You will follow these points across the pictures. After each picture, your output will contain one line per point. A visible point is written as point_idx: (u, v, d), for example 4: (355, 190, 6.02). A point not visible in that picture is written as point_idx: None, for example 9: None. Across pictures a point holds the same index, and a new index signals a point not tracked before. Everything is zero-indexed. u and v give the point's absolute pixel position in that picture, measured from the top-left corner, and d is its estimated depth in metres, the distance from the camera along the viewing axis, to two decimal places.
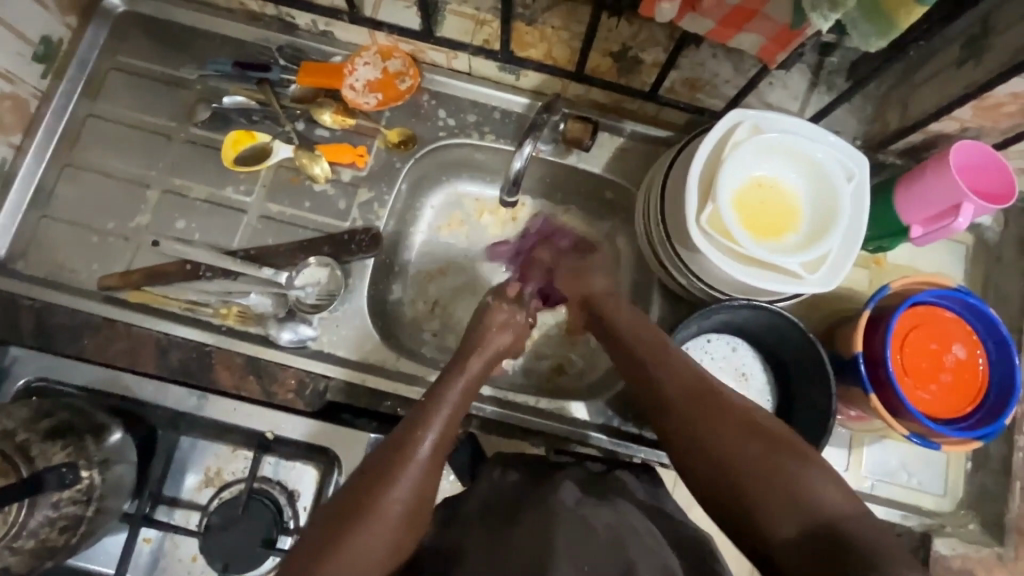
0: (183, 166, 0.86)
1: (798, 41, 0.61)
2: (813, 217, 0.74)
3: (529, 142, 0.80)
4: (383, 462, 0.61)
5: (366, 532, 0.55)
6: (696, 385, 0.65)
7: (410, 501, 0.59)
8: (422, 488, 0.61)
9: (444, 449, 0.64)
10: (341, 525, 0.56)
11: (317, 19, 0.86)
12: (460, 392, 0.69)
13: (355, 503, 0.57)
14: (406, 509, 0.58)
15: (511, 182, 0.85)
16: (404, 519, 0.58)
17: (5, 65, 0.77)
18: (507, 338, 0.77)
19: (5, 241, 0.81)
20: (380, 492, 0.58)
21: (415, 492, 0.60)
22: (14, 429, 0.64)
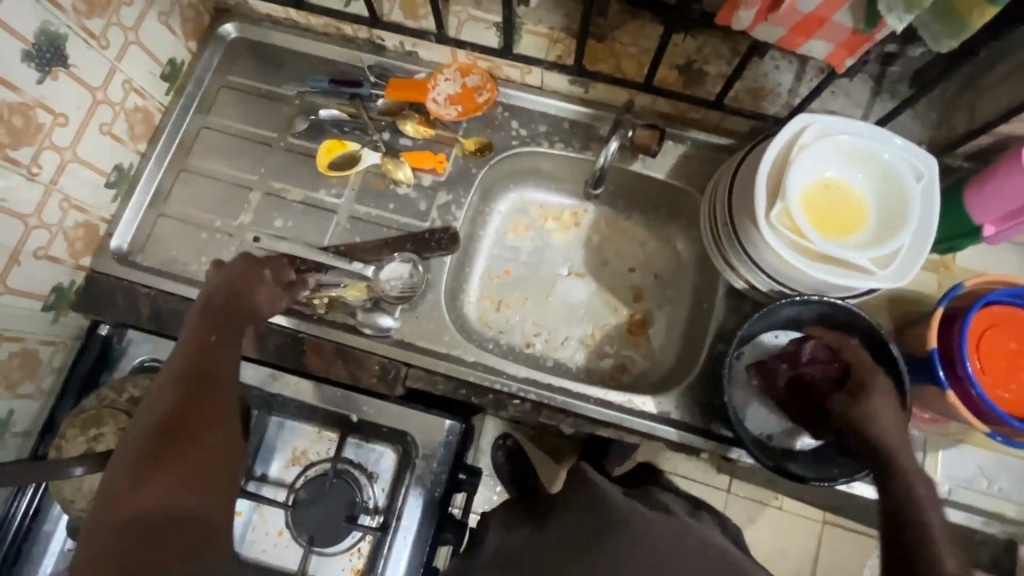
0: (281, 172, 0.95)
1: (868, 45, 0.65)
2: (883, 215, 0.76)
3: (614, 139, 0.85)
4: (145, 443, 0.56)
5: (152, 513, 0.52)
6: (891, 444, 0.67)
7: (199, 477, 0.56)
8: (211, 460, 0.58)
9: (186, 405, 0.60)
10: (139, 497, 0.53)
11: (404, 40, 0.95)
12: (178, 359, 0.64)
13: (129, 494, 0.53)
14: (196, 485, 0.55)
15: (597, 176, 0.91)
16: (211, 456, 0.58)
17: (140, 81, 0.88)
18: (218, 291, 0.70)
19: (128, 235, 0.91)
20: (159, 479, 0.54)
21: (203, 464, 0.57)
22: (140, 396, 0.71)
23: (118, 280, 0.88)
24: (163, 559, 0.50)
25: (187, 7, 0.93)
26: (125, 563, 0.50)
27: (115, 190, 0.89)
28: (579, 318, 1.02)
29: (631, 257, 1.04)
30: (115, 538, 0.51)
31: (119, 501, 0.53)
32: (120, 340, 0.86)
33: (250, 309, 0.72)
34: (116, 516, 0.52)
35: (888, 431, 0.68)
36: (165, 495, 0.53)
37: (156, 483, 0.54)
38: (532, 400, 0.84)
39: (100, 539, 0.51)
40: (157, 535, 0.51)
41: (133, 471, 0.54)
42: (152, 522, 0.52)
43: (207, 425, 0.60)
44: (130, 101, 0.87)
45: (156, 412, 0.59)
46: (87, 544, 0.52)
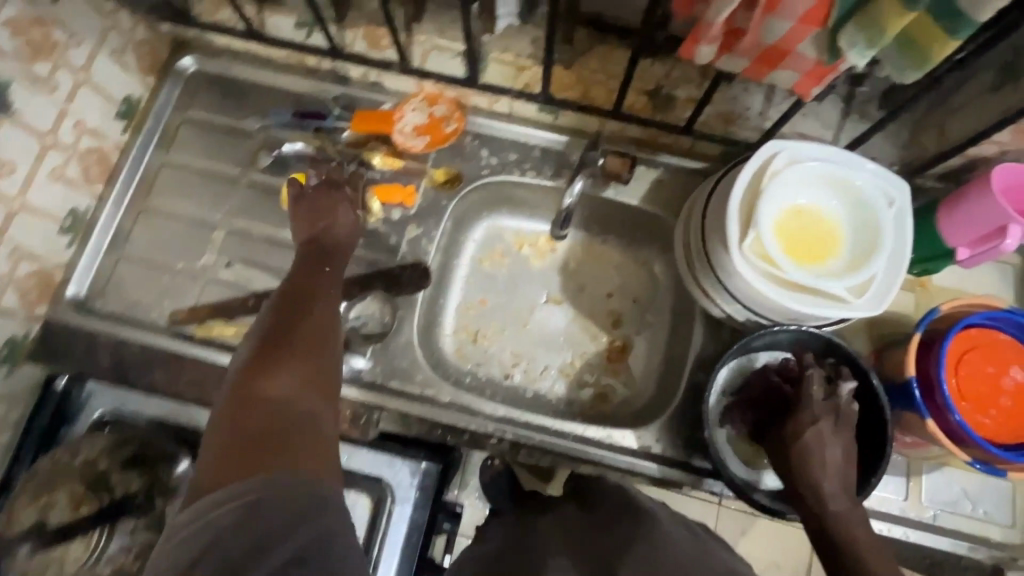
0: (245, 209, 0.92)
1: (834, 75, 0.64)
2: (857, 242, 0.75)
3: (579, 179, 0.86)
4: (264, 340, 0.60)
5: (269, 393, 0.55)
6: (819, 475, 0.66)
7: (304, 372, 0.58)
8: (317, 359, 0.60)
9: (296, 310, 0.64)
10: (255, 386, 0.56)
11: (369, 71, 0.93)
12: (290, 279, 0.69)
13: (246, 382, 0.56)
14: (304, 376, 0.58)
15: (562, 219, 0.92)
16: (313, 365, 0.60)
17: (93, 122, 0.85)
18: (312, 230, 0.76)
19: (85, 282, 0.87)
20: (273, 370, 0.57)
21: (308, 362, 0.59)
22: (96, 458, 0.68)
23: (76, 329, 0.84)
24: (277, 443, 0.52)
25: (142, 42, 0.90)
26: (243, 442, 0.52)
27: (71, 236, 0.86)
28: (558, 346, 1.00)
29: (609, 282, 1.03)
30: (235, 422, 0.54)
31: (246, 387, 0.56)
32: (79, 393, 0.84)
33: (334, 242, 0.76)
34: (241, 401, 0.55)
35: (813, 458, 0.67)
36: (281, 389, 0.56)
37: (272, 377, 0.57)
38: (509, 439, 0.82)
39: (223, 422, 0.54)
40: (271, 422, 0.54)
41: (249, 367, 0.58)
42: (268, 411, 0.54)
43: (310, 336, 0.62)
44: (83, 142, 0.84)
45: (265, 324, 0.63)
46: (211, 433, 0.54)
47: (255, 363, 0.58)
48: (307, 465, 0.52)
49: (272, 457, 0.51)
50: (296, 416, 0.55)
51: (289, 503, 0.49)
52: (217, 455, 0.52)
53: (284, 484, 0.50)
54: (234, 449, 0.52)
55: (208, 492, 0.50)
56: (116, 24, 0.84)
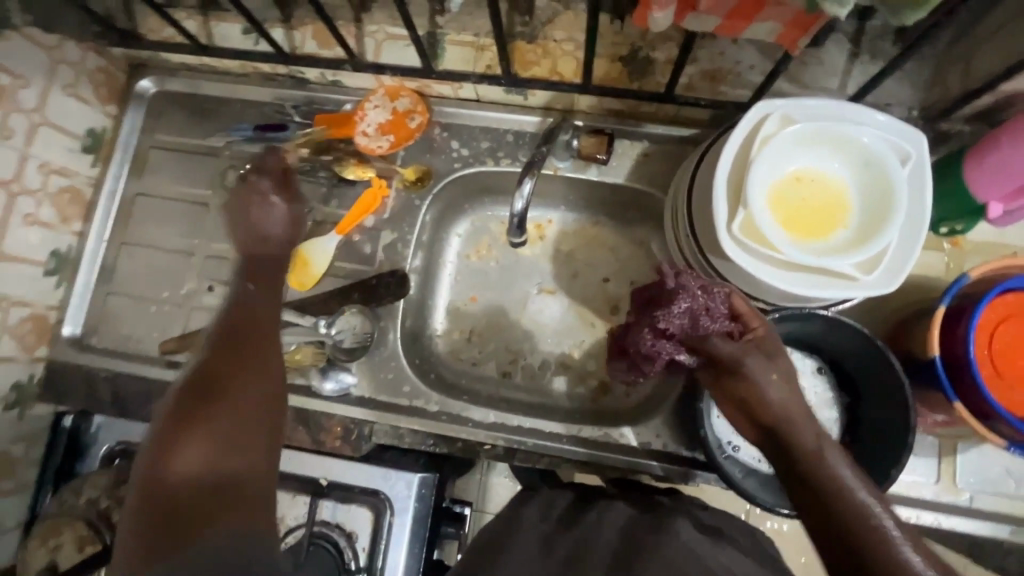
0: (222, 231, 0.90)
1: (819, 23, 0.55)
2: (867, 209, 0.66)
3: (527, 178, 0.78)
4: (195, 379, 0.54)
5: (186, 443, 0.50)
6: (796, 417, 0.51)
7: (236, 413, 0.52)
8: (251, 402, 0.53)
9: (235, 335, 0.58)
10: (181, 425, 0.51)
11: (324, 71, 0.88)
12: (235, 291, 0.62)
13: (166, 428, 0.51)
14: (235, 422, 0.52)
15: (516, 226, 0.80)
16: (246, 405, 0.53)
17: (58, 161, 0.84)
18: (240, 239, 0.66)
19: (80, 319, 0.90)
20: (193, 420, 0.51)
21: (241, 400, 0.53)
22: (98, 497, 0.71)
23: (77, 367, 0.87)
24: (197, 527, 0.48)
25: (96, 71, 0.88)
26: (162, 515, 0.48)
27: (58, 277, 0.87)
28: (554, 339, 0.96)
29: (604, 266, 0.96)
30: (151, 493, 0.49)
31: (162, 440, 0.50)
32: (88, 427, 0.85)
33: (251, 226, 0.66)
34: (157, 466, 0.49)
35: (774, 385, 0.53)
36: (201, 445, 0.50)
37: (196, 434, 0.50)
38: (503, 445, 0.81)
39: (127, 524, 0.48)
40: (199, 490, 0.49)
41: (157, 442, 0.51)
42: (197, 472, 0.49)
43: (246, 375, 0.55)
44: (53, 183, 0.84)
45: (191, 367, 0.55)
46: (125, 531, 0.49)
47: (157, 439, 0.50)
48: (237, 545, 0.48)
49: (187, 545, 0.47)
50: (226, 476, 0.50)
51: None
52: (139, 521, 0.48)
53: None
54: (153, 522, 0.48)
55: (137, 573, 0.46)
56: (63, 57, 0.82)
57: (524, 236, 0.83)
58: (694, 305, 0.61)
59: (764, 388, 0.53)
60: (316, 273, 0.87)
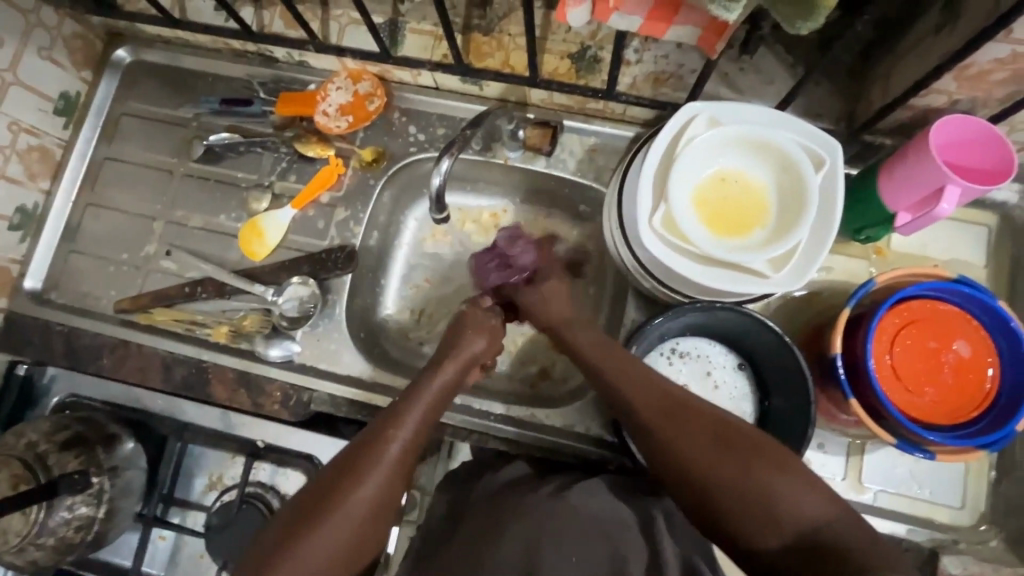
0: (183, 198, 0.94)
1: (732, 28, 0.59)
2: (783, 210, 0.70)
3: (444, 157, 0.80)
4: (318, 497, 0.62)
5: (311, 540, 0.58)
6: (641, 407, 0.65)
7: (374, 496, 0.63)
8: (388, 488, 0.64)
9: (415, 447, 0.68)
10: (303, 525, 0.60)
11: (291, 51, 0.91)
12: (424, 411, 0.70)
13: (296, 523, 0.60)
14: (374, 508, 0.62)
15: (435, 200, 0.84)
16: (345, 520, 0.60)
17: (28, 120, 0.88)
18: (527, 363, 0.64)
19: (41, 274, 0.93)
20: (321, 518, 0.60)
21: (376, 492, 0.63)
22: (37, 441, 0.74)
23: (34, 319, 0.90)
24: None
25: (72, 37, 0.91)
26: None
27: (22, 231, 0.91)
28: None
29: None
30: None
31: (285, 545, 0.58)
32: (41, 377, 0.90)
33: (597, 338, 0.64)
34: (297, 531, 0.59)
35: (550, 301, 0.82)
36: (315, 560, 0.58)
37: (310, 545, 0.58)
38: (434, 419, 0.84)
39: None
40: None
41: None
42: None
43: (325, 507, 0.61)
44: (22, 141, 0.88)
45: (325, 469, 0.65)
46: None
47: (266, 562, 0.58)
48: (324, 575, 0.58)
49: None
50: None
51: None
52: None
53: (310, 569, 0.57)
54: None
55: None
56: (39, 20, 0.86)
57: (446, 211, 0.88)
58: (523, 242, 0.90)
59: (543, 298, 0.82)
60: (271, 245, 0.90)
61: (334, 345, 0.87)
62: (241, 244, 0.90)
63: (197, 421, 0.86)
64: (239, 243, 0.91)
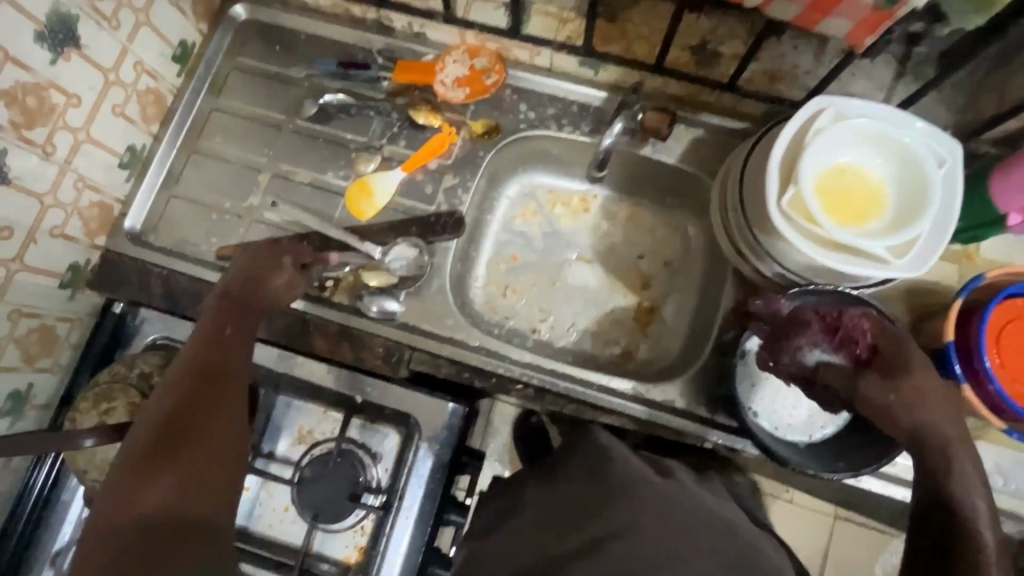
0: (290, 154, 0.95)
1: (887, 24, 0.63)
2: (901, 203, 0.74)
3: (620, 119, 0.84)
4: (218, 360, 0.65)
5: (216, 410, 0.62)
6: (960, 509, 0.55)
7: (241, 356, 0.68)
8: (244, 350, 0.69)
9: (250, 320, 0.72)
10: (200, 389, 0.62)
11: (412, 21, 0.94)
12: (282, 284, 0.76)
13: (200, 384, 0.63)
14: (233, 369, 0.66)
15: (599, 160, 0.90)
16: (227, 389, 0.64)
17: (151, 63, 0.89)
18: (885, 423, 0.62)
19: (141, 216, 0.92)
20: (228, 384, 0.65)
21: (245, 351, 0.69)
22: (150, 371, 0.73)
23: (132, 259, 0.90)
24: (199, 451, 0.59)
25: None
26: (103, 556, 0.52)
27: (129, 171, 0.91)
28: (584, 304, 1.00)
29: (640, 243, 1.02)
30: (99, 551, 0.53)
31: (183, 407, 0.60)
32: (134, 318, 0.88)
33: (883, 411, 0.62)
34: (195, 390, 0.62)
35: (920, 408, 0.60)
36: (215, 426, 0.61)
37: (205, 414, 0.61)
38: (535, 385, 0.85)
39: (179, 492, 0.56)
40: (207, 476, 0.58)
41: (114, 494, 0.55)
42: (212, 453, 0.60)
43: (220, 374, 0.65)
44: (142, 82, 0.88)
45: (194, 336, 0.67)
46: (170, 467, 0.57)
47: (184, 412, 0.60)
48: (221, 436, 0.61)
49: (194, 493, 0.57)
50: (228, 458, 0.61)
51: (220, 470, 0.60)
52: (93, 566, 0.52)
53: (211, 437, 0.60)
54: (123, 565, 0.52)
55: None
56: None
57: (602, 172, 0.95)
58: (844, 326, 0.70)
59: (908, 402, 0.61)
60: (379, 205, 0.92)
61: (436, 307, 0.88)
62: (349, 201, 0.91)
63: (292, 372, 0.85)
64: (346, 202, 0.92)
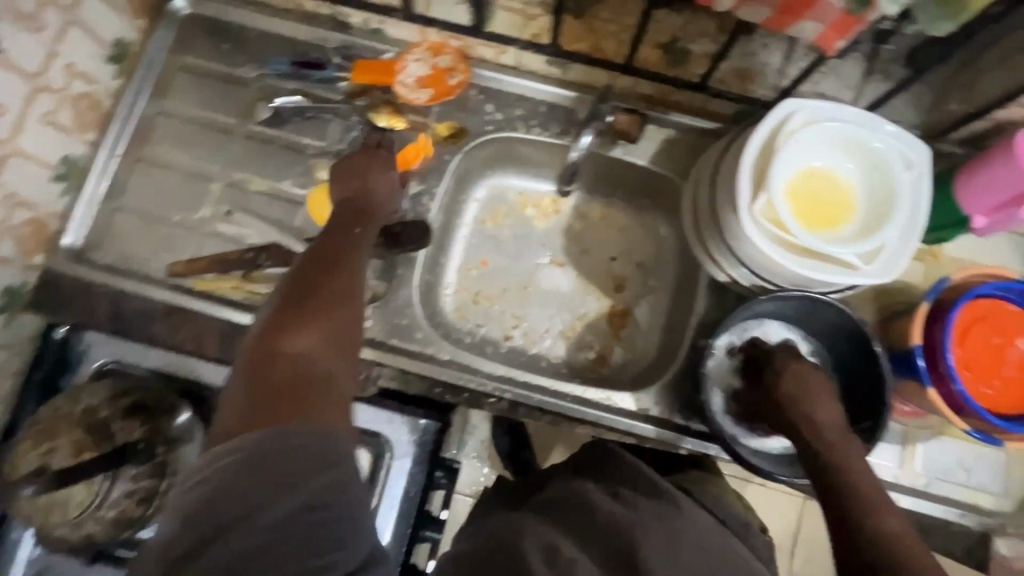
0: (244, 161, 0.89)
1: (859, 28, 0.61)
2: (871, 208, 0.73)
3: (587, 132, 0.84)
4: (344, 237, 0.65)
5: (347, 273, 0.60)
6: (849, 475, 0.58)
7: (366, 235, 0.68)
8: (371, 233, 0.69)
9: (373, 214, 0.73)
10: (332, 257, 0.62)
11: (369, 17, 0.88)
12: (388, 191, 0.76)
13: (336, 253, 0.62)
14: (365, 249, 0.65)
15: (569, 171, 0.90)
16: (358, 264, 0.63)
17: (84, 66, 0.81)
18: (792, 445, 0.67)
19: (83, 232, 0.86)
20: (355, 254, 0.64)
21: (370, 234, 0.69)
22: (97, 406, 0.69)
23: (74, 279, 0.84)
24: (332, 306, 0.57)
25: None
26: (266, 389, 0.51)
27: (65, 184, 0.84)
28: (558, 309, 0.98)
29: (613, 245, 1.00)
30: (259, 379, 0.51)
31: (323, 270, 0.60)
32: (79, 342, 0.84)
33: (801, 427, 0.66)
34: (332, 260, 0.61)
35: (817, 410, 0.65)
36: (350, 287, 0.59)
37: (343, 275, 0.60)
38: (508, 399, 0.84)
39: (325, 342, 0.54)
40: (344, 332, 0.56)
41: (267, 331, 0.54)
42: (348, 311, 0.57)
43: (347, 250, 0.64)
44: (75, 87, 0.81)
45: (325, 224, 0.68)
46: (330, 316, 0.56)
47: (321, 271, 0.59)
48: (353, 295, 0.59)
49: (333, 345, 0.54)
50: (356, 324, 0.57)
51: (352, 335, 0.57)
52: (247, 399, 0.50)
53: (345, 300, 0.58)
54: (263, 403, 0.50)
55: (245, 436, 0.48)
56: None
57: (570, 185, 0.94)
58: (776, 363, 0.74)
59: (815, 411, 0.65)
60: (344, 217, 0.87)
61: (404, 321, 0.85)
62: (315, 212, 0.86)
63: None
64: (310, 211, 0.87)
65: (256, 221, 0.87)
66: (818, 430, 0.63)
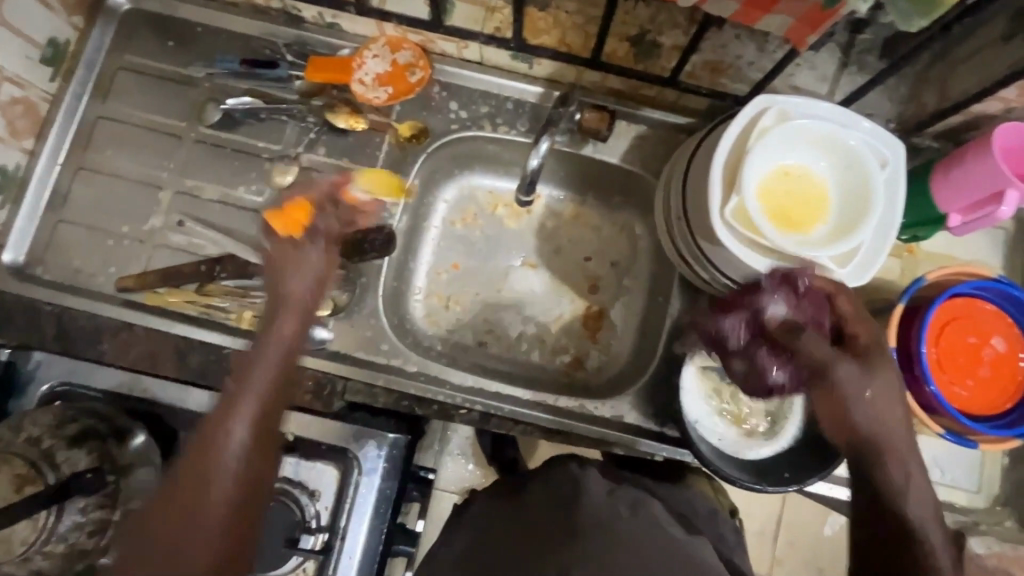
0: (195, 167, 0.85)
1: (830, 22, 0.58)
2: (846, 207, 0.71)
3: (544, 137, 0.78)
4: (265, 331, 0.64)
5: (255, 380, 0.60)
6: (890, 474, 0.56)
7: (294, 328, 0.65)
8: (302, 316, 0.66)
9: (309, 289, 0.67)
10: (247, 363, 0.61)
11: (323, 11, 0.83)
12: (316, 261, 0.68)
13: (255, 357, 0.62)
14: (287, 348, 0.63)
15: (526, 182, 0.82)
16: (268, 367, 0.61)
17: (15, 70, 0.76)
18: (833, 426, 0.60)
19: (26, 247, 0.82)
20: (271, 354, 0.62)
21: (297, 322, 0.65)
22: (40, 435, 0.66)
23: (18, 298, 0.80)
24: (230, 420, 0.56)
25: None
26: (162, 511, 0.52)
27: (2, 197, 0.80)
28: (532, 312, 0.94)
29: (588, 244, 0.96)
30: (158, 509, 0.52)
31: (235, 382, 0.59)
32: (25, 364, 0.76)
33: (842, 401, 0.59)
34: (245, 367, 0.61)
35: (864, 400, 0.58)
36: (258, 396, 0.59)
37: (249, 383, 0.59)
38: (478, 410, 0.82)
39: (241, 467, 0.55)
40: (253, 449, 0.56)
41: (190, 458, 0.54)
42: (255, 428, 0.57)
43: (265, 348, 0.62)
44: (5, 92, 0.76)
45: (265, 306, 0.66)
46: (225, 476, 0.54)
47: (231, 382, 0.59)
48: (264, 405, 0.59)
49: (224, 466, 0.54)
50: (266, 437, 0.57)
51: (262, 448, 0.57)
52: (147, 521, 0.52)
53: (256, 415, 0.58)
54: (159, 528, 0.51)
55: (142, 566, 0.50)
56: None
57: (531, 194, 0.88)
58: (814, 312, 0.65)
59: (855, 403, 0.58)
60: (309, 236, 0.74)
61: (370, 332, 0.83)
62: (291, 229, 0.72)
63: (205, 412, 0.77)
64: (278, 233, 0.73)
65: (207, 231, 0.83)
66: (855, 426, 0.58)
